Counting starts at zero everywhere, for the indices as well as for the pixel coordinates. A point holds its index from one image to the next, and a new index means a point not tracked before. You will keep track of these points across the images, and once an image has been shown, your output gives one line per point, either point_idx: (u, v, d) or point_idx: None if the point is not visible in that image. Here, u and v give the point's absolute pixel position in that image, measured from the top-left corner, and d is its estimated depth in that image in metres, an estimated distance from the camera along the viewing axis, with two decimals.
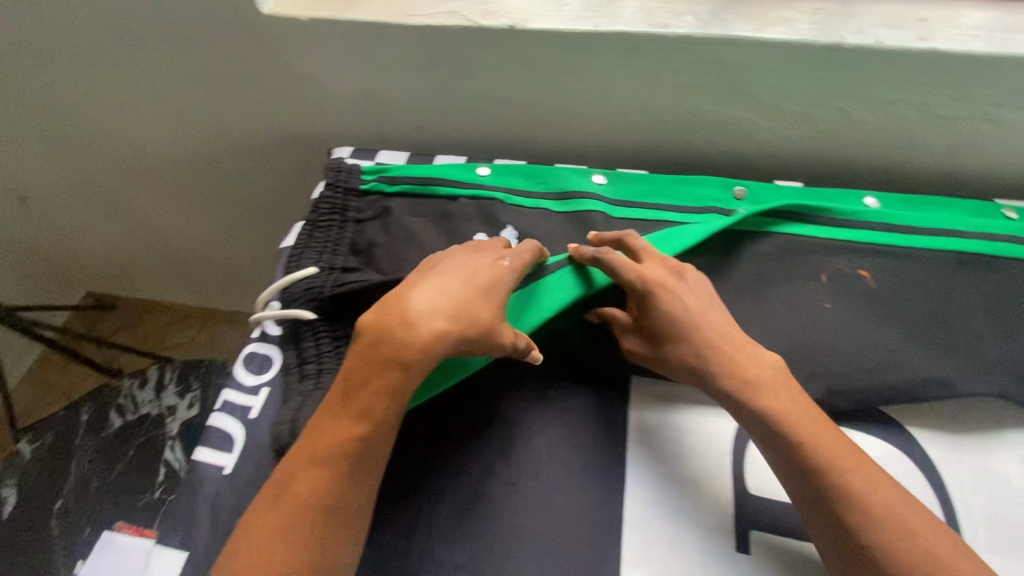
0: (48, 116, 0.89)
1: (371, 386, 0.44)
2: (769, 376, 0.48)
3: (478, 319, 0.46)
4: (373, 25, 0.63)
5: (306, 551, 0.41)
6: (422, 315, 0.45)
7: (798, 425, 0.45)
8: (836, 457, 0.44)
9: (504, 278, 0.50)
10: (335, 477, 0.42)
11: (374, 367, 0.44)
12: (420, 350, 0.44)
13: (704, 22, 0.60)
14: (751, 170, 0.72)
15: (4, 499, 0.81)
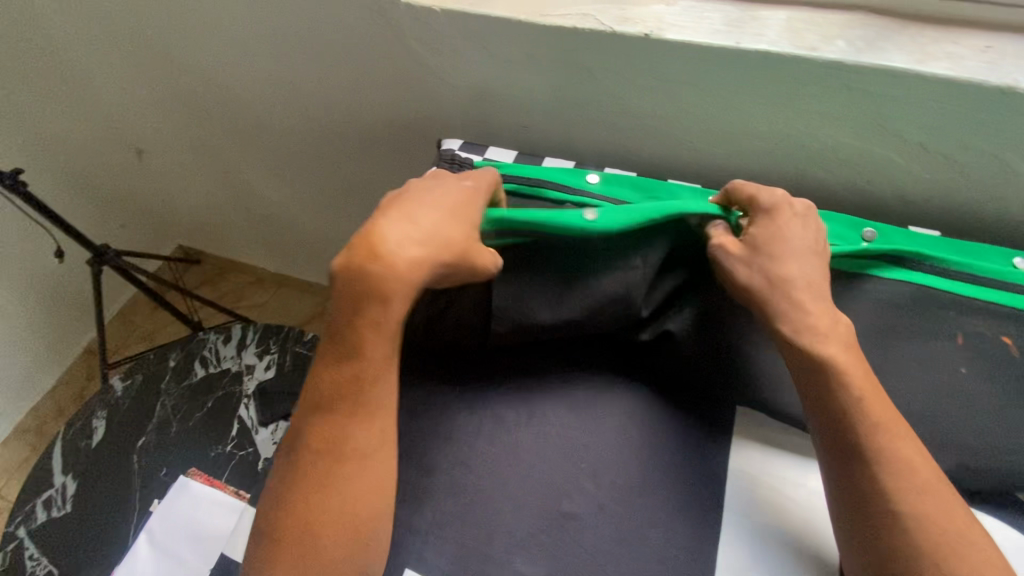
0: (177, 77, 0.94)
1: (364, 323, 0.43)
2: (853, 359, 0.47)
3: (457, 245, 0.45)
4: (505, 20, 0.63)
5: (354, 478, 0.44)
6: (402, 248, 0.43)
7: (876, 415, 0.45)
8: (903, 447, 0.44)
9: (471, 201, 0.48)
10: (357, 409, 0.45)
11: (362, 310, 0.43)
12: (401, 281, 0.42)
13: (857, 49, 0.56)
14: (874, 210, 0.68)
15: (95, 428, 0.87)
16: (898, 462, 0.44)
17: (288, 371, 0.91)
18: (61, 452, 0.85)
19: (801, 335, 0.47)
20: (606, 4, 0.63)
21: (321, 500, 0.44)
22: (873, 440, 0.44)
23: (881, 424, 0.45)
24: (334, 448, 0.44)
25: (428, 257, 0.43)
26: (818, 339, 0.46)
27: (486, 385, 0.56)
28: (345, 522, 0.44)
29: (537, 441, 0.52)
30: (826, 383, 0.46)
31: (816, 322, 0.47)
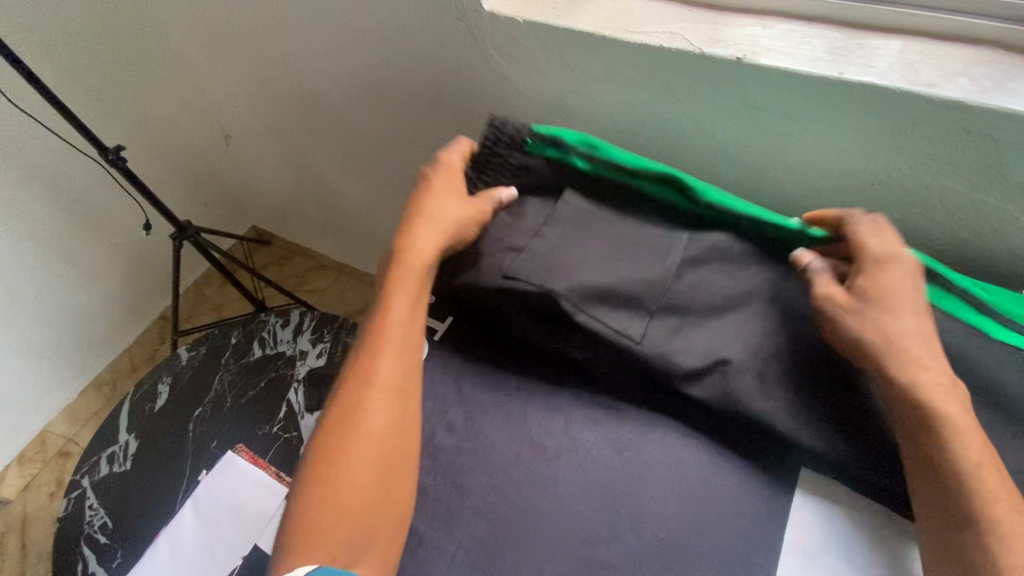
0: (267, 70, 0.99)
1: (400, 284, 0.53)
2: (968, 419, 0.43)
3: (455, 216, 0.55)
4: (588, 35, 0.61)
5: (384, 435, 0.48)
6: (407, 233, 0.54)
7: (994, 484, 0.41)
8: (1014, 518, 0.40)
9: (452, 173, 0.58)
10: (393, 364, 0.50)
11: (405, 274, 0.53)
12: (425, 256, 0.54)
13: (982, 88, 0.50)
14: (978, 265, 0.61)
15: (159, 393, 0.92)
16: (1020, 538, 0.39)
17: (339, 361, 0.93)
18: (127, 411, 0.91)
19: (923, 388, 0.43)
20: (697, 25, 0.60)
21: (350, 447, 0.47)
22: (988, 512, 0.40)
23: (998, 493, 0.41)
24: (368, 397, 0.49)
25: (432, 233, 0.54)
26: (938, 396, 0.43)
27: (529, 409, 0.54)
28: (363, 476, 0.46)
29: (579, 481, 0.50)
30: (943, 442, 0.42)
31: (938, 376, 0.44)
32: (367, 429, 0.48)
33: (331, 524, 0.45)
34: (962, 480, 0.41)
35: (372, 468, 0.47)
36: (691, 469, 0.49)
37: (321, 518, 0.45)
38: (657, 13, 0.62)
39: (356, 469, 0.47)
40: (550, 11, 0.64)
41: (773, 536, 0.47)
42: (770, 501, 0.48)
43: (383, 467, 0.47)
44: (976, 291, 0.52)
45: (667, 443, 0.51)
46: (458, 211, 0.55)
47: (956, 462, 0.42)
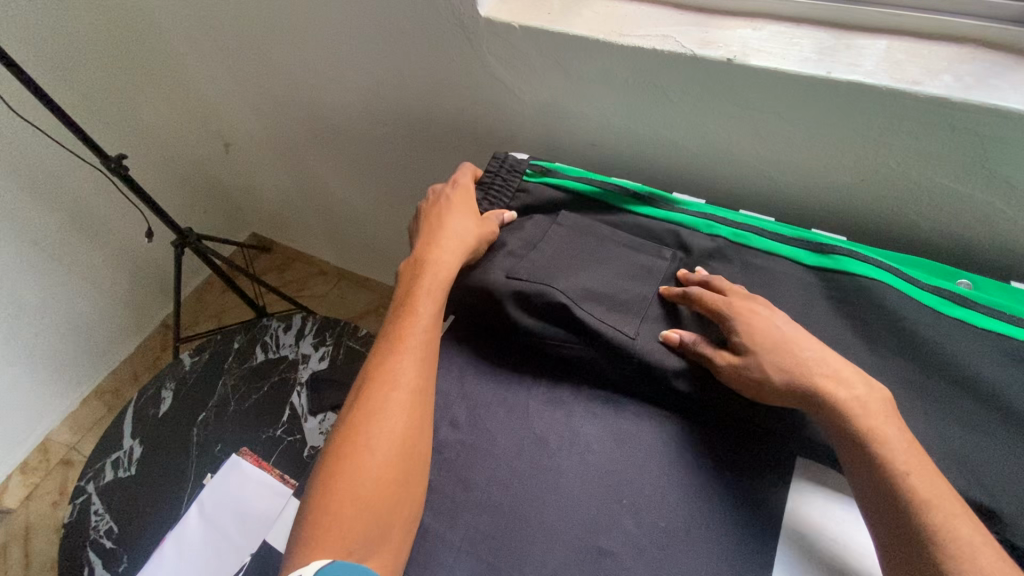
0: (267, 78, 1.01)
1: (423, 291, 0.55)
2: (894, 429, 0.43)
3: (473, 229, 0.59)
4: (583, 39, 0.63)
5: (404, 433, 0.49)
6: (428, 246, 0.58)
7: (924, 490, 0.41)
8: (945, 520, 0.40)
9: (467, 193, 0.63)
10: (416, 365, 0.51)
11: (429, 280, 0.55)
12: (446, 266, 0.56)
13: (966, 85, 0.52)
14: (967, 258, 0.62)
15: (162, 399, 0.93)
16: (954, 542, 0.39)
17: (341, 364, 0.94)
18: (132, 417, 0.91)
19: (839, 405, 0.45)
20: (688, 28, 0.61)
21: (371, 442, 0.47)
22: (916, 515, 0.40)
23: (929, 500, 0.40)
24: (389, 395, 0.50)
25: (453, 243, 0.57)
26: (856, 409, 0.44)
27: (530, 404, 0.55)
28: (382, 473, 0.47)
29: (580, 474, 0.51)
30: (867, 453, 0.43)
31: (855, 390, 0.45)
32: (387, 426, 0.48)
33: (348, 519, 0.45)
34: (889, 488, 0.41)
35: (391, 466, 0.47)
36: (689, 459, 0.50)
37: (339, 509, 0.45)
38: (649, 17, 0.64)
39: (375, 466, 0.47)
40: (545, 16, 0.66)
41: (772, 523, 0.47)
42: (768, 490, 0.49)
43: (403, 466, 0.48)
44: (955, 288, 0.53)
45: (667, 435, 0.52)
46: (476, 226, 0.59)
47: (887, 471, 0.42)
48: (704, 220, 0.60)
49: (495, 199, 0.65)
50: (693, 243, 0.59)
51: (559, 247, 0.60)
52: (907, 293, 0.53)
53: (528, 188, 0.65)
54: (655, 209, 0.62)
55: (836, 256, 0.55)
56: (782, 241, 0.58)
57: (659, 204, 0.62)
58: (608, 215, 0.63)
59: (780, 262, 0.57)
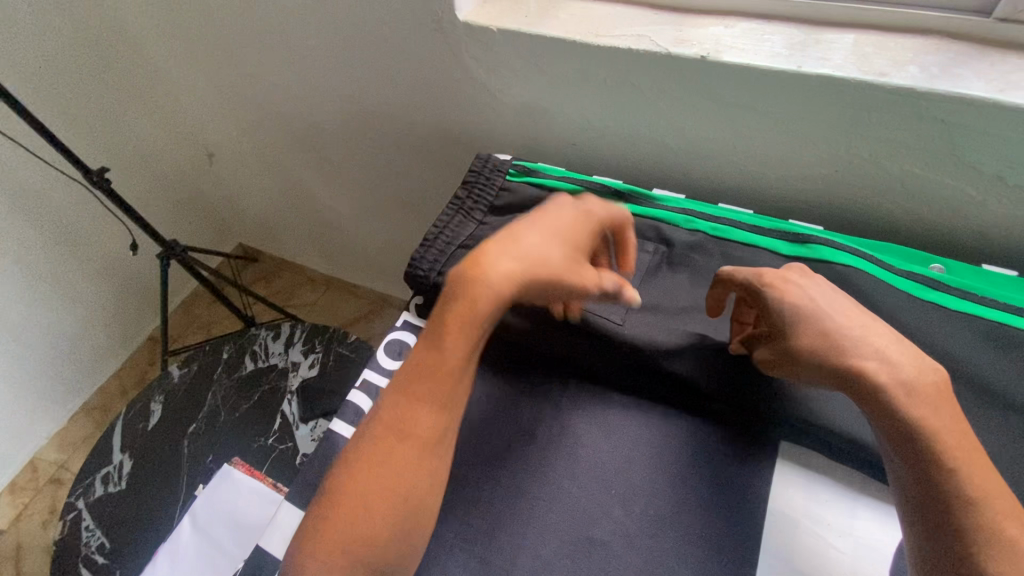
0: (248, 88, 1.01)
1: (457, 320, 0.44)
2: (944, 418, 0.41)
3: (554, 267, 0.46)
4: (561, 40, 0.64)
5: (405, 487, 0.43)
6: (500, 255, 0.45)
7: (975, 487, 0.39)
8: (994, 516, 0.38)
9: (583, 223, 0.50)
10: (428, 411, 0.44)
11: (473, 320, 0.44)
12: (495, 292, 0.43)
13: (930, 75, 0.53)
14: (940, 244, 0.64)
15: (151, 412, 0.92)
16: (1000, 539, 0.38)
17: (331, 371, 0.94)
18: (121, 431, 0.90)
19: (885, 392, 0.42)
20: (662, 27, 0.63)
21: (380, 481, 0.42)
22: (966, 510, 0.39)
23: (979, 494, 0.39)
24: (394, 441, 0.44)
25: (520, 269, 0.44)
26: (903, 398, 0.42)
27: (519, 400, 0.56)
28: (377, 525, 0.42)
29: (570, 467, 0.51)
30: (916, 445, 0.41)
31: (904, 375, 0.43)
32: (396, 472, 0.43)
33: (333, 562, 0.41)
34: (938, 483, 0.40)
35: (387, 519, 0.42)
36: (677, 448, 0.51)
37: (337, 538, 0.41)
38: (623, 18, 0.65)
39: (371, 517, 0.41)
40: (522, 19, 0.67)
41: (758, 507, 0.48)
42: (753, 474, 0.50)
43: (405, 517, 0.42)
44: (928, 273, 0.55)
45: (655, 425, 0.53)
46: (569, 275, 0.46)
47: (935, 461, 0.40)
48: (683, 215, 0.61)
49: (479, 199, 0.65)
50: (675, 237, 0.60)
51: None
52: (882, 279, 0.54)
53: (512, 187, 0.66)
54: (637, 205, 0.63)
55: (811, 244, 0.57)
56: (761, 232, 0.59)
57: (638, 201, 0.63)
58: None
59: (760, 252, 0.58)
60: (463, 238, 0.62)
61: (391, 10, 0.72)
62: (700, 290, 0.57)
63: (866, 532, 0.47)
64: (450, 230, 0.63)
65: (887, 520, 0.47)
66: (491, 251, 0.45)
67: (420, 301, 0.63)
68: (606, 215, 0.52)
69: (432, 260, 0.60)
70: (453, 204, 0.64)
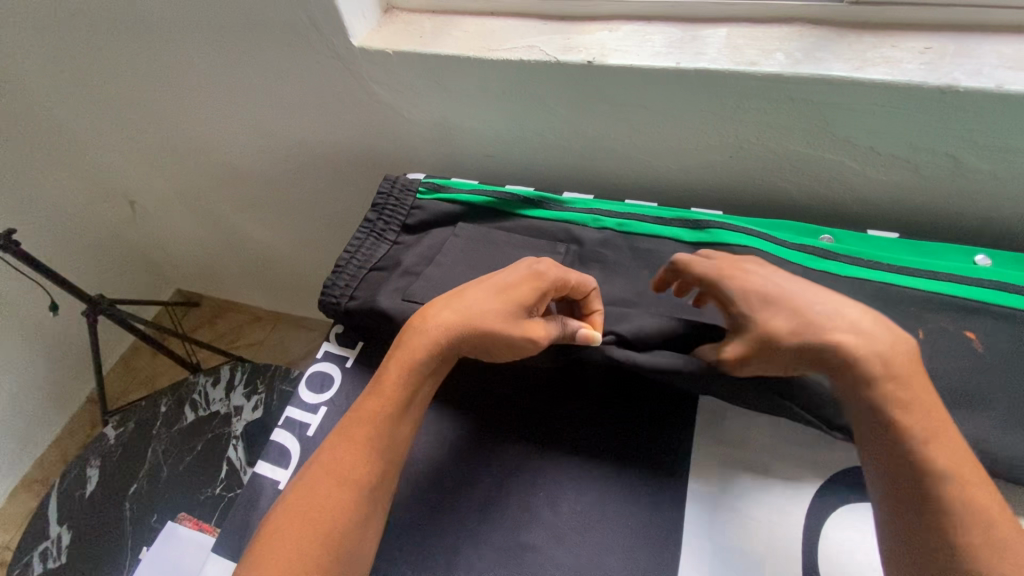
0: (157, 130, 0.98)
1: (393, 368, 0.48)
2: (920, 391, 0.42)
3: (480, 316, 0.48)
4: (454, 58, 0.65)
5: (319, 532, 0.42)
6: (440, 312, 0.49)
7: (943, 458, 0.40)
8: (963, 487, 0.40)
9: (525, 278, 0.51)
10: (346, 445, 0.46)
11: (398, 366, 0.48)
12: (432, 345, 0.48)
13: (796, 60, 0.56)
14: (834, 214, 0.68)
15: (88, 478, 0.88)
16: (965, 508, 0.39)
17: (275, 410, 0.92)
18: (56, 503, 0.86)
19: (866, 368, 0.42)
20: (551, 36, 0.65)
21: (297, 510, 0.43)
22: (937, 482, 0.40)
23: (948, 466, 0.40)
24: (321, 482, 0.45)
25: (451, 318, 0.48)
26: (881, 372, 0.42)
27: (446, 416, 0.56)
28: (297, 560, 0.41)
29: (499, 476, 0.53)
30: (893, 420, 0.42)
31: (882, 349, 0.42)
32: (306, 490, 0.44)
33: None
34: (915, 452, 0.41)
35: (308, 559, 0.41)
36: (598, 445, 0.53)
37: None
38: (514, 30, 0.67)
39: (294, 552, 0.42)
40: (416, 40, 0.68)
41: (677, 489, 0.51)
42: (668, 458, 0.52)
43: (309, 533, 0.42)
44: (817, 244, 0.58)
45: (573, 423, 0.55)
46: (498, 321, 0.48)
47: (909, 435, 0.41)
48: (589, 214, 0.63)
49: (391, 220, 0.66)
50: (584, 236, 0.62)
51: (456, 260, 0.62)
52: (776, 254, 0.57)
53: (423, 205, 0.66)
54: (545, 208, 0.65)
55: (710, 230, 0.59)
56: (663, 223, 0.61)
57: (548, 205, 0.65)
58: (503, 221, 0.65)
59: (663, 242, 0.61)
60: (376, 260, 0.63)
61: (286, 42, 0.71)
62: (611, 287, 0.59)
63: (775, 495, 0.50)
64: (362, 253, 0.63)
65: (799, 487, 0.50)
66: (436, 303, 0.50)
67: (340, 329, 0.64)
68: (559, 275, 0.52)
69: (345, 286, 0.61)
70: (363, 227, 0.65)
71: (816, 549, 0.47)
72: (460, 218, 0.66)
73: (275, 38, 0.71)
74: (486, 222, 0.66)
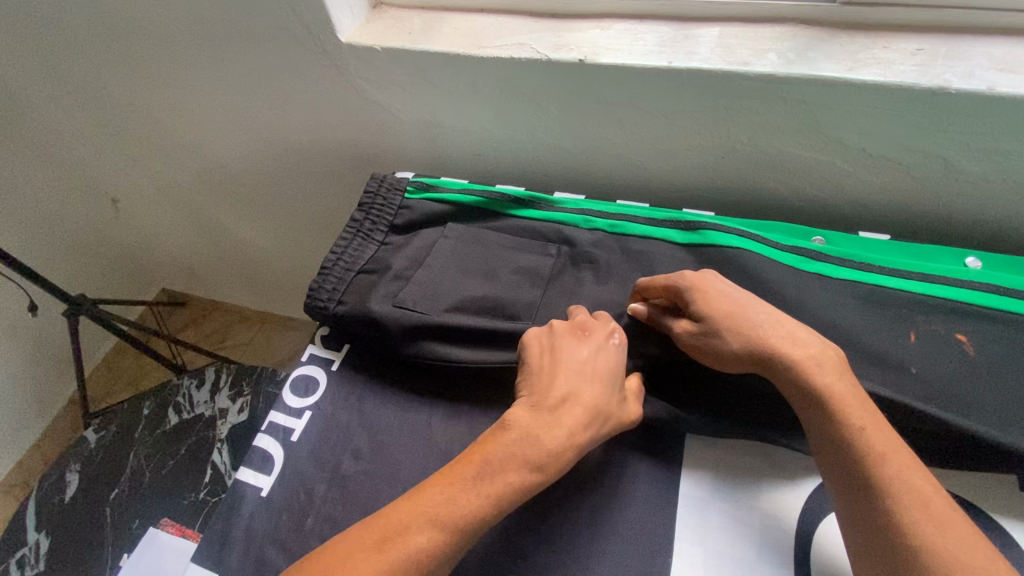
0: (140, 127, 0.95)
1: (513, 481, 0.43)
2: (847, 385, 0.44)
3: (606, 417, 0.47)
4: (444, 55, 0.64)
5: None
6: (569, 421, 0.45)
7: (878, 444, 0.42)
8: (906, 472, 0.40)
9: (622, 366, 0.50)
10: (438, 546, 0.40)
11: (524, 481, 0.43)
12: (567, 456, 0.45)
13: (789, 60, 0.56)
14: (825, 216, 0.67)
15: (67, 483, 0.86)
16: (911, 491, 0.40)
17: (261, 413, 0.90)
18: (34, 508, 0.85)
19: (799, 365, 0.45)
20: (543, 34, 0.64)
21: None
22: (879, 467, 0.41)
23: (883, 451, 0.41)
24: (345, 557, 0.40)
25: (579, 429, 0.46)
26: (812, 367, 0.45)
27: (433, 420, 0.55)
28: None
29: None
30: (827, 412, 0.43)
31: (810, 349, 0.45)
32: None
33: None
34: (851, 442, 0.42)
35: None
36: (589, 447, 0.52)
37: None
38: (505, 28, 0.66)
39: None
40: (405, 37, 0.67)
41: (670, 493, 0.50)
42: (657, 464, 0.52)
43: None
44: (809, 246, 0.58)
45: None
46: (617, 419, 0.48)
47: (841, 424, 0.43)
48: (580, 216, 0.62)
49: (378, 220, 0.65)
50: (575, 237, 0.61)
51: (446, 262, 0.61)
52: (769, 257, 0.57)
53: (411, 205, 0.65)
54: (536, 210, 0.64)
55: (703, 232, 0.59)
56: (654, 224, 0.61)
57: (539, 206, 0.64)
58: (493, 222, 0.64)
59: (655, 244, 0.60)
60: (363, 262, 0.62)
61: (272, 37, 0.70)
62: (603, 289, 0.59)
63: (767, 499, 0.49)
64: (349, 255, 0.62)
65: (791, 489, 0.50)
66: (553, 408, 0.46)
67: (326, 332, 0.62)
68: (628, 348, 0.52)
69: (331, 289, 0.60)
70: (351, 228, 0.63)
71: (808, 554, 0.47)
72: (449, 219, 0.65)
73: (260, 33, 0.70)
74: (476, 223, 0.64)
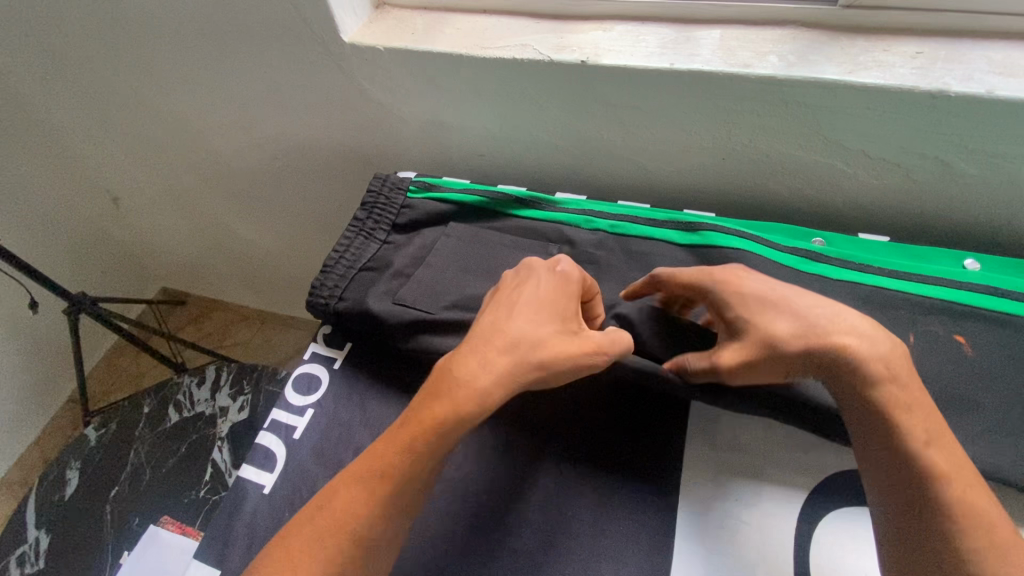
0: (141, 124, 0.96)
1: (433, 414, 0.43)
2: (918, 398, 0.43)
3: (539, 346, 0.45)
4: (447, 55, 0.64)
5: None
6: (487, 353, 0.45)
7: (942, 463, 0.41)
8: (965, 492, 0.40)
9: (560, 295, 0.49)
10: (367, 505, 0.42)
11: (443, 411, 0.43)
12: (493, 384, 0.44)
13: (789, 63, 0.56)
14: (824, 217, 0.68)
15: (67, 481, 0.86)
16: (969, 512, 0.39)
17: (261, 411, 0.90)
18: (34, 506, 0.84)
19: (868, 371, 0.43)
20: (545, 35, 0.64)
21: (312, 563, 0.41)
22: (942, 487, 0.40)
23: (948, 469, 0.41)
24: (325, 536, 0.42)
25: (511, 361, 0.45)
26: (885, 374, 0.43)
27: None
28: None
29: (490, 480, 0.53)
30: (895, 421, 0.42)
31: (882, 356, 0.44)
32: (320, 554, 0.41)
33: None
34: (917, 456, 0.41)
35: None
36: (589, 448, 0.53)
37: None
38: (507, 29, 0.66)
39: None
40: (408, 37, 0.67)
41: (670, 491, 0.51)
42: (657, 464, 0.52)
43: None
44: (809, 247, 0.58)
45: (559, 422, 0.55)
46: (559, 347, 0.46)
47: (908, 437, 0.42)
48: (582, 215, 0.63)
49: (380, 218, 0.65)
50: (577, 237, 0.62)
51: (447, 261, 0.61)
52: (769, 257, 0.57)
53: (413, 204, 0.65)
54: (538, 209, 0.64)
55: (703, 232, 0.59)
56: (655, 224, 0.61)
57: (540, 206, 0.64)
58: (494, 222, 0.65)
59: (655, 244, 0.60)
60: (365, 260, 0.62)
61: (275, 36, 0.70)
62: (604, 289, 0.59)
63: (766, 498, 0.50)
64: (351, 252, 0.62)
65: (790, 488, 0.50)
66: (472, 344, 0.46)
67: (328, 329, 0.63)
68: (579, 281, 0.51)
69: (332, 287, 0.60)
70: (353, 227, 0.64)
71: (806, 552, 0.47)
72: (451, 219, 0.65)
73: (263, 32, 0.70)
74: (478, 223, 0.65)
